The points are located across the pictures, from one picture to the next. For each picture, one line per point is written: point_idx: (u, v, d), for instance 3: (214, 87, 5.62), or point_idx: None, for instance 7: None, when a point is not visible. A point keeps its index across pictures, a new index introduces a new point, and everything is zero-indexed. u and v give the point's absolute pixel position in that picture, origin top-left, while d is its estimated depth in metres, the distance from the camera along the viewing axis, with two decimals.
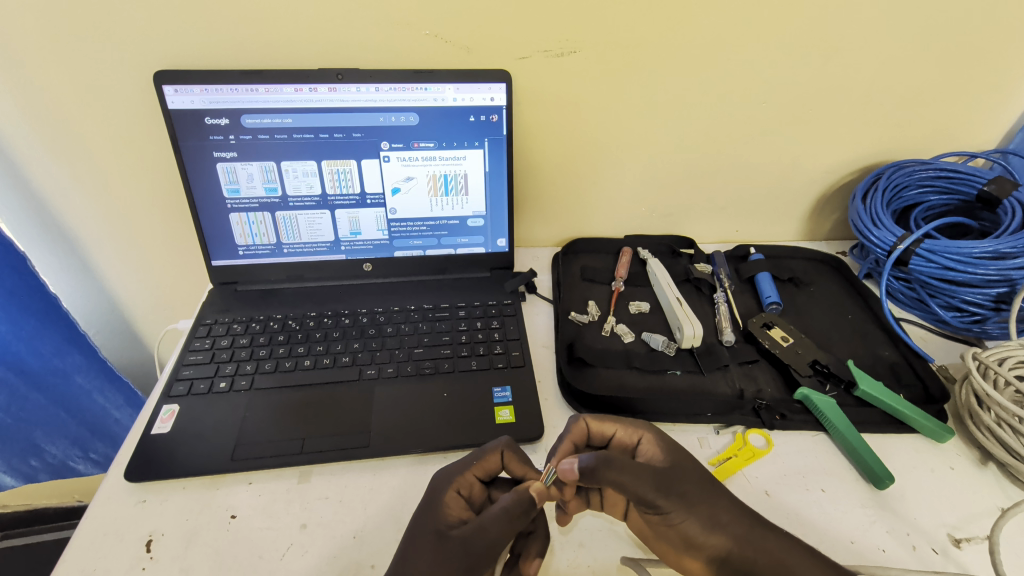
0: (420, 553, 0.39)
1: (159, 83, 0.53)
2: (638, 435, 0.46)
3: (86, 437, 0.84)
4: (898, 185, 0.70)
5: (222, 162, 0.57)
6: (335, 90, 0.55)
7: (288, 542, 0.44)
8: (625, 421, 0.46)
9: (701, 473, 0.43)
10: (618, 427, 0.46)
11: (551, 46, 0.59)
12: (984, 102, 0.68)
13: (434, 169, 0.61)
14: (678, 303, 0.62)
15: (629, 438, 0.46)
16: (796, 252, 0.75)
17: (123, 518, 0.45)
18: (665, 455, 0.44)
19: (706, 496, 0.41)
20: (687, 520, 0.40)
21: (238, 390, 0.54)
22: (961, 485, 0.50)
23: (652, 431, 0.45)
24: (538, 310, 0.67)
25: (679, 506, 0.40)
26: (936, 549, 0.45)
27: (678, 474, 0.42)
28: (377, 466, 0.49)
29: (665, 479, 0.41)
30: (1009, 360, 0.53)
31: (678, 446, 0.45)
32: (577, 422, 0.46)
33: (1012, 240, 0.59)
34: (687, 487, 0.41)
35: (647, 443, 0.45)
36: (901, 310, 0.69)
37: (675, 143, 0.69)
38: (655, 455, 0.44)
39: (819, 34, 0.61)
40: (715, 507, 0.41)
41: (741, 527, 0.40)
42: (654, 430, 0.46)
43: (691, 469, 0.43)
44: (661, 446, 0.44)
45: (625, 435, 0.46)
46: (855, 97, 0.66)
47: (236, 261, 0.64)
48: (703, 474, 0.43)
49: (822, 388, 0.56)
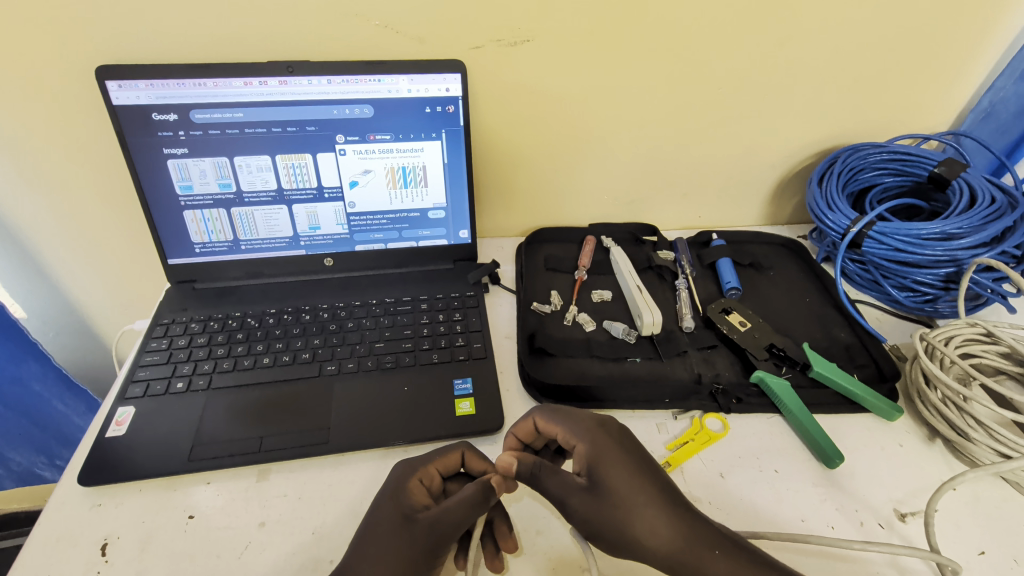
0: (386, 537, 0.40)
1: (102, 79, 0.51)
2: (574, 442, 0.45)
3: (49, 443, 0.83)
4: (854, 169, 0.71)
5: (173, 159, 0.56)
6: (286, 83, 0.54)
7: (246, 540, 0.44)
8: (565, 425, 0.45)
9: (626, 487, 0.41)
10: (559, 432, 0.45)
11: (505, 34, 0.59)
12: (938, 84, 0.69)
13: (392, 162, 0.60)
14: (639, 291, 0.63)
15: (566, 444, 0.45)
16: (757, 237, 0.76)
17: (77, 523, 0.44)
18: (593, 467, 0.43)
19: (627, 513, 0.40)
20: (604, 530, 0.41)
21: (196, 390, 0.53)
22: (909, 462, 0.51)
23: (584, 444, 0.44)
24: (501, 300, 0.68)
25: (590, 520, 0.41)
26: (882, 523, 0.46)
27: (599, 495, 0.42)
28: (337, 462, 0.50)
29: (581, 500, 0.42)
30: (955, 339, 0.55)
31: (614, 452, 0.43)
32: (523, 422, 0.47)
33: (959, 221, 0.60)
34: (600, 510, 0.41)
35: (578, 454, 0.44)
36: (858, 291, 0.70)
37: (636, 130, 0.69)
38: (584, 467, 0.43)
39: (774, 18, 0.61)
40: (634, 522, 0.40)
41: (668, 541, 0.40)
42: (591, 437, 0.44)
43: (616, 484, 0.42)
44: (591, 459, 0.43)
45: (563, 442, 0.45)
46: (811, 82, 0.67)
47: (192, 259, 0.63)
48: (634, 488, 0.41)
49: (779, 370, 0.57)
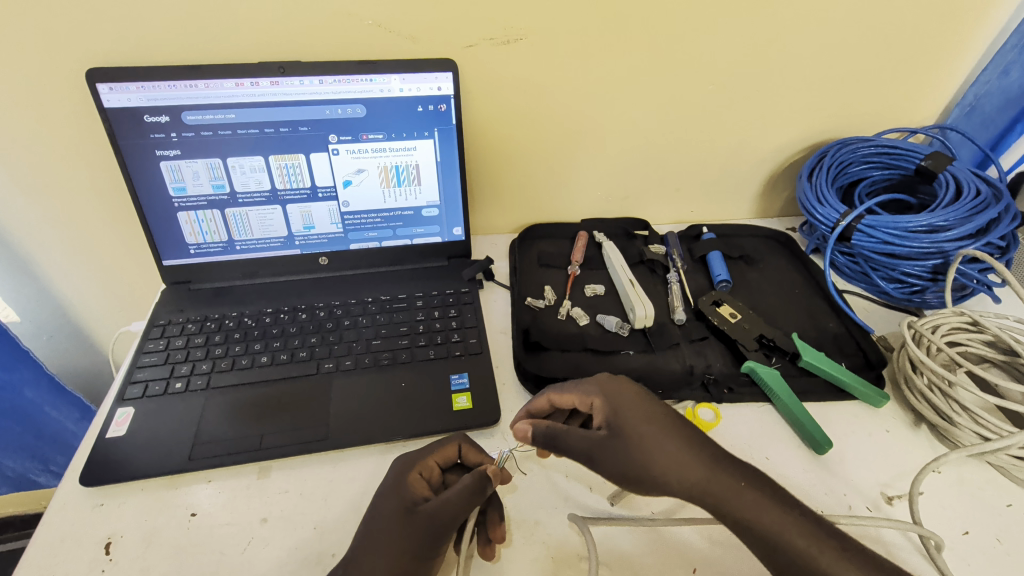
0: (388, 529, 0.41)
1: (93, 82, 0.51)
2: (590, 400, 0.46)
3: (44, 449, 0.84)
4: (843, 162, 0.72)
5: (166, 161, 0.56)
6: (278, 83, 0.55)
7: (249, 536, 0.45)
8: (579, 389, 0.47)
9: (646, 430, 0.43)
10: (575, 395, 0.47)
11: (495, 33, 0.59)
12: (922, 78, 0.70)
13: (385, 161, 0.61)
14: (631, 284, 0.64)
15: (582, 403, 0.47)
16: (746, 230, 0.77)
17: (80, 523, 0.45)
18: (612, 417, 0.44)
19: (649, 451, 0.42)
20: (631, 471, 0.42)
21: (194, 390, 0.53)
22: (896, 446, 0.53)
23: (600, 397, 0.46)
24: (496, 296, 0.68)
25: (617, 463, 0.42)
26: (869, 506, 0.48)
27: (621, 440, 0.43)
28: (336, 458, 0.50)
29: (603, 448, 0.43)
30: (941, 328, 0.56)
31: (632, 402, 0.45)
32: (538, 397, 0.49)
33: (945, 214, 0.62)
34: (624, 452, 0.42)
35: (596, 408, 0.45)
36: (846, 282, 0.71)
37: (627, 126, 0.69)
38: (604, 420, 0.45)
39: (761, 15, 0.62)
40: (658, 459, 0.41)
41: (692, 473, 0.40)
42: (607, 391, 0.46)
43: (637, 428, 0.43)
44: (609, 411, 0.45)
45: (580, 403, 0.47)
46: (798, 77, 0.68)
47: (187, 260, 0.63)
48: (655, 429, 0.43)
49: (768, 360, 0.58)
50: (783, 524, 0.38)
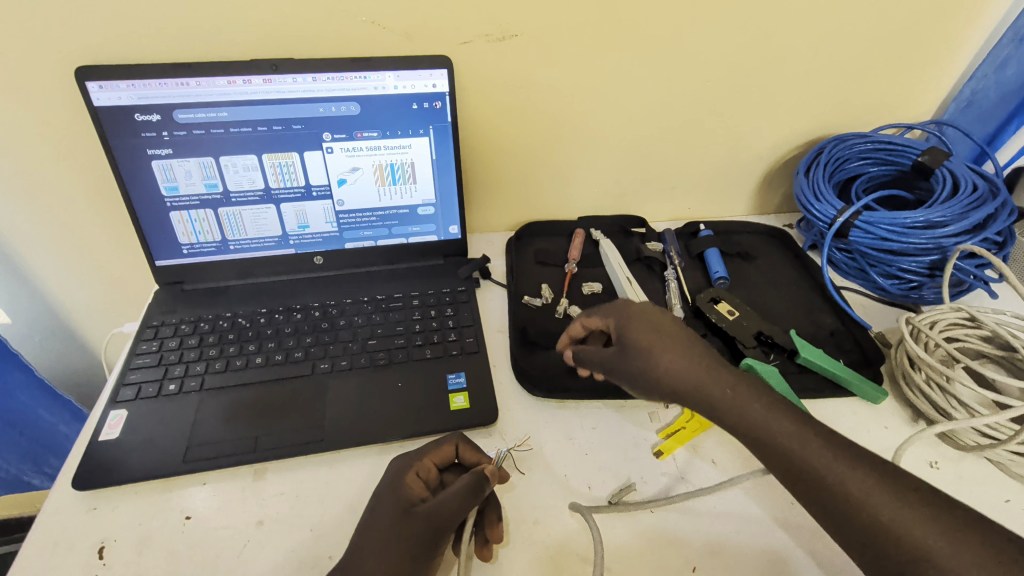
0: (385, 530, 0.40)
1: (82, 80, 0.50)
2: (605, 322, 0.51)
3: (36, 451, 0.83)
4: (840, 158, 0.72)
5: (157, 160, 0.56)
6: (270, 81, 0.54)
7: (244, 539, 0.44)
8: (595, 314, 0.52)
9: (649, 343, 0.47)
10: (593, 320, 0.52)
11: (491, 30, 0.59)
12: (919, 74, 0.70)
13: (380, 159, 0.60)
14: (628, 282, 0.64)
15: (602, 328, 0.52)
16: (743, 227, 0.77)
17: (73, 528, 0.44)
18: (621, 336, 0.49)
19: (650, 361, 0.46)
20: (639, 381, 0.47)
21: (189, 391, 0.53)
22: (894, 443, 0.53)
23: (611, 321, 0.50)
24: (492, 295, 0.68)
25: (628, 375, 0.48)
26: None
27: (627, 354, 0.48)
28: (333, 459, 0.50)
29: (615, 361, 0.48)
30: (940, 323, 0.56)
31: (637, 320, 0.49)
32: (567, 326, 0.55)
33: (943, 209, 0.62)
34: (631, 363, 0.47)
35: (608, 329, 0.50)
36: (844, 278, 0.71)
37: (623, 124, 0.69)
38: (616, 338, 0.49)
39: (757, 11, 0.61)
40: (659, 368, 0.46)
41: (689, 378, 0.44)
42: (615, 314, 0.50)
43: (641, 342, 0.47)
44: (618, 330, 0.49)
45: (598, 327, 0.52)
46: (795, 73, 0.67)
47: (180, 260, 0.62)
48: (655, 343, 0.47)
49: (767, 358, 0.58)
50: (773, 422, 0.41)
